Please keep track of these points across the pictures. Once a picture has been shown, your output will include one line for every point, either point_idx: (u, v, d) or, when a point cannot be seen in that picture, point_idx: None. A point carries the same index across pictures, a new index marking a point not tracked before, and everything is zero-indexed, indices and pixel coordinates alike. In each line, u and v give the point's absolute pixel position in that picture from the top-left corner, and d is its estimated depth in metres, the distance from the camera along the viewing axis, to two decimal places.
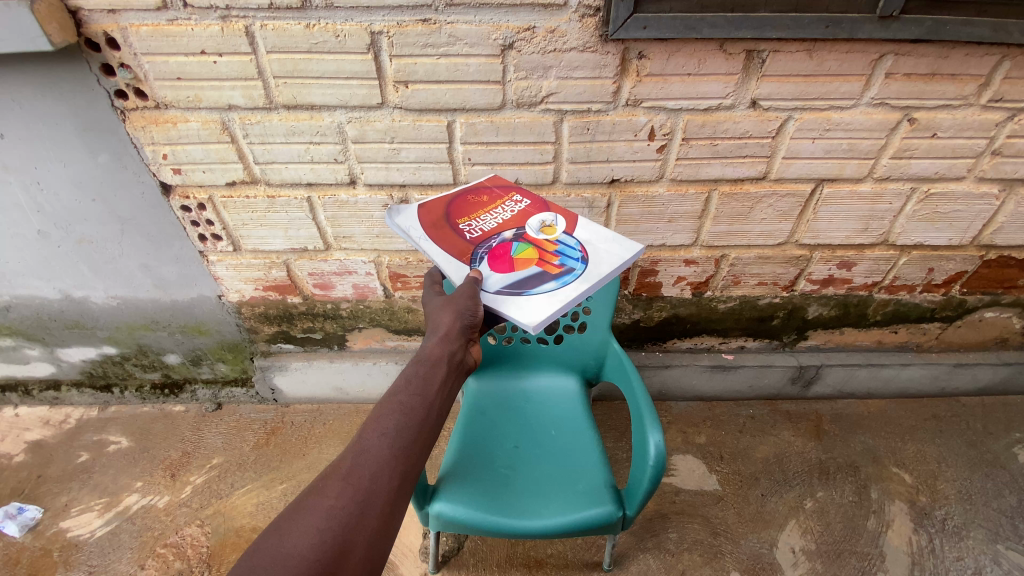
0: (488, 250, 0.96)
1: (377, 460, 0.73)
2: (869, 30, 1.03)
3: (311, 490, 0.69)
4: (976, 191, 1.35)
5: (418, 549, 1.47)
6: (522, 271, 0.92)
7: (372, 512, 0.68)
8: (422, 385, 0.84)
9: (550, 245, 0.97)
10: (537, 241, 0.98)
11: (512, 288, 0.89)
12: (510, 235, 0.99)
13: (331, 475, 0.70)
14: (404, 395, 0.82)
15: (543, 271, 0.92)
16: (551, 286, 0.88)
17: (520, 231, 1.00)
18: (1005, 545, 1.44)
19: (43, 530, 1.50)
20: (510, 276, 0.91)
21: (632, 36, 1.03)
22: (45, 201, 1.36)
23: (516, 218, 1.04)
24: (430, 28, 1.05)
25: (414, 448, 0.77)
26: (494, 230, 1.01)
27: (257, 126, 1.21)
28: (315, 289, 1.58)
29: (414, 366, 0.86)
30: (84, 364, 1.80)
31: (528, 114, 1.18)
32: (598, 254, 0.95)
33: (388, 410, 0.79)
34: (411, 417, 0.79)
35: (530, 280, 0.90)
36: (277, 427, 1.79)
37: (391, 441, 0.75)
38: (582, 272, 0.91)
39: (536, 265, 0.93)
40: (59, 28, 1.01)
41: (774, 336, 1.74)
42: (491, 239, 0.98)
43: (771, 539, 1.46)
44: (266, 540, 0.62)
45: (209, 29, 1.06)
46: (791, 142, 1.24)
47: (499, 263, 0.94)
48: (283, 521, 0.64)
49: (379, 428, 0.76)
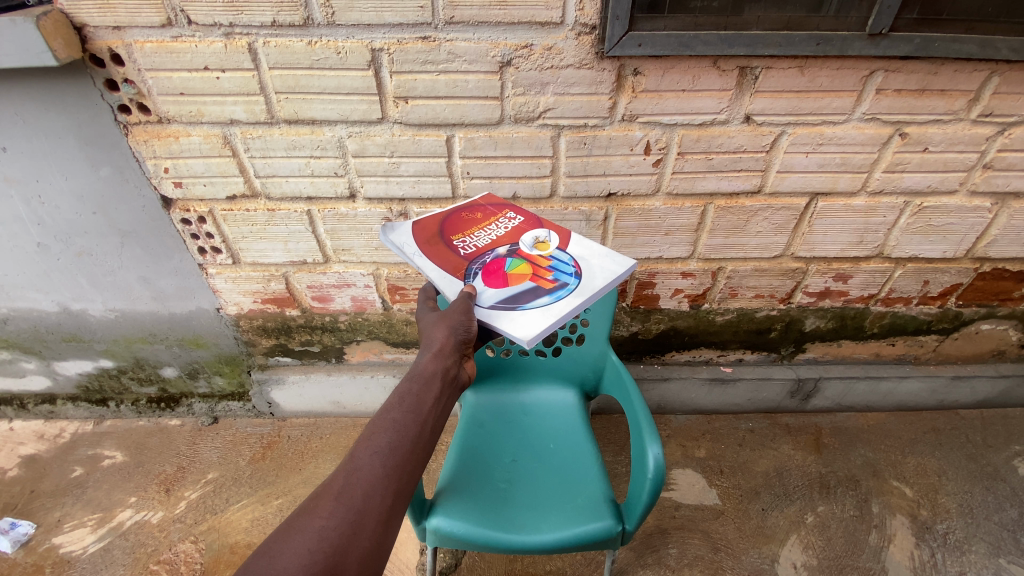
0: (482, 266, 0.96)
1: (371, 479, 0.72)
2: (860, 47, 1.06)
3: (301, 510, 0.67)
4: (969, 205, 1.36)
5: (415, 565, 1.45)
6: (517, 286, 0.93)
7: (364, 532, 0.68)
8: (416, 401, 0.84)
9: (543, 261, 0.98)
10: (531, 257, 0.99)
11: (506, 303, 0.89)
12: (504, 251, 1.00)
13: (322, 494, 0.70)
14: (398, 412, 0.82)
15: (538, 286, 0.92)
16: (546, 300, 0.88)
17: (514, 247, 1.01)
18: (1008, 559, 1.42)
19: (35, 545, 1.48)
20: (504, 290, 0.92)
21: (627, 53, 1.05)
22: (45, 214, 1.36)
23: (510, 234, 1.05)
24: (430, 45, 1.07)
25: (408, 467, 0.77)
26: (488, 245, 1.01)
27: (258, 141, 1.22)
28: (314, 302, 1.58)
29: (408, 382, 0.86)
30: (80, 378, 1.79)
31: (526, 129, 1.20)
32: (590, 269, 0.96)
33: (381, 427, 0.79)
34: (405, 434, 0.79)
35: (524, 294, 0.90)
36: (273, 442, 1.77)
37: (385, 459, 0.75)
38: (576, 286, 0.92)
39: (529, 279, 0.94)
40: (64, 44, 1.03)
41: (773, 349, 1.75)
42: (486, 255, 0.99)
43: (773, 555, 1.44)
44: (254, 562, 0.61)
45: (213, 46, 1.07)
46: (785, 156, 1.26)
47: (494, 278, 0.94)
48: (272, 543, 0.63)
49: (372, 445, 0.76)
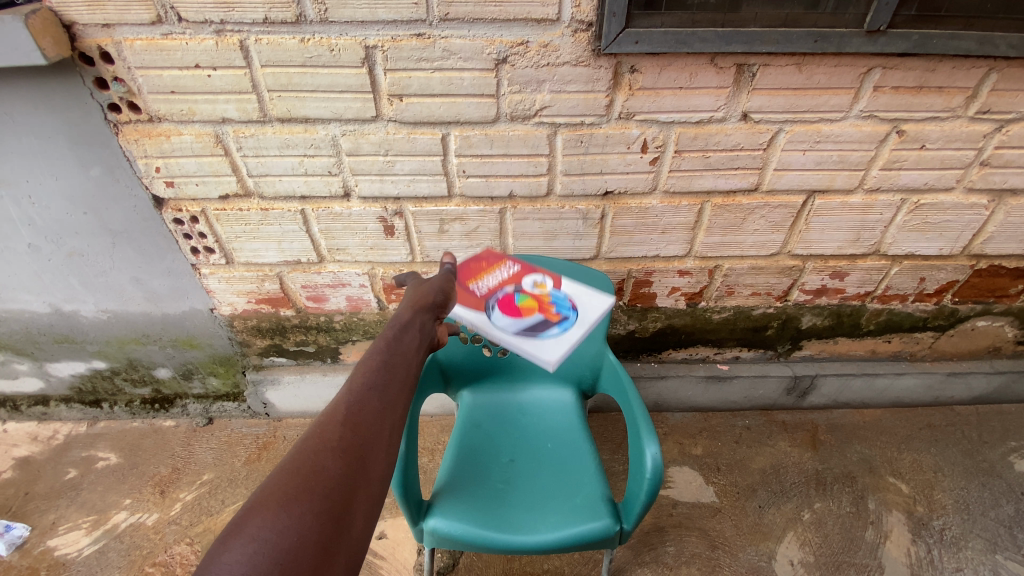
0: (496, 301, 1.08)
1: (371, 408, 0.73)
2: (858, 45, 1.05)
3: (307, 435, 0.66)
4: (965, 202, 1.36)
5: (413, 565, 1.45)
6: (530, 318, 1.06)
7: (371, 456, 0.69)
8: (404, 340, 0.86)
9: (547, 297, 1.12)
10: (535, 294, 1.12)
11: (525, 331, 1.03)
12: (512, 288, 1.12)
13: (326, 420, 0.69)
14: (389, 349, 0.83)
15: (547, 318, 1.07)
16: (557, 330, 1.04)
17: (519, 285, 1.14)
18: (1004, 555, 1.43)
19: (29, 549, 1.46)
20: (519, 321, 1.05)
21: (624, 51, 1.04)
22: (36, 215, 1.35)
23: (514, 275, 1.16)
24: (425, 43, 1.06)
25: (403, 399, 0.79)
26: (495, 282, 1.13)
27: (251, 139, 1.21)
28: (309, 302, 1.57)
29: (394, 323, 0.89)
30: (73, 379, 1.77)
31: (523, 127, 1.19)
32: (587, 299, 1.13)
33: (374, 364, 0.80)
34: (398, 370, 0.81)
35: (538, 326, 1.05)
36: (269, 442, 1.76)
37: (382, 391, 0.76)
38: (577, 318, 1.08)
39: (538, 312, 1.08)
40: (53, 42, 1.01)
41: (769, 346, 1.75)
42: (496, 292, 1.11)
43: (770, 551, 1.45)
44: (268, 484, 0.60)
45: (204, 43, 1.06)
46: (782, 154, 1.25)
47: (508, 310, 1.07)
48: (283, 467, 0.62)
49: (368, 381, 0.76)
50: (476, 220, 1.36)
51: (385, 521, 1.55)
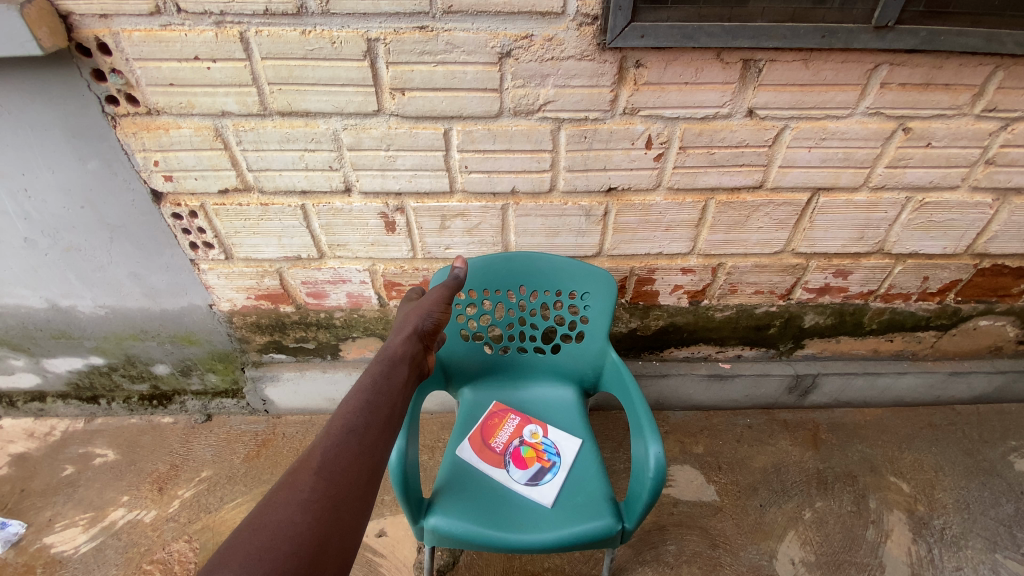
0: (508, 454, 1.25)
1: (347, 455, 0.78)
2: (865, 40, 1.04)
3: (279, 486, 0.71)
4: (970, 200, 1.36)
5: (413, 563, 1.44)
6: (532, 467, 1.22)
7: (344, 504, 0.72)
8: (386, 383, 0.94)
9: (541, 447, 1.27)
10: (534, 445, 1.28)
11: (529, 480, 1.18)
12: (518, 441, 1.29)
13: (300, 470, 0.73)
14: (370, 394, 0.90)
15: (543, 466, 1.22)
16: (551, 476, 1.19)
17: (523, 437, 1.30)
18: (1004, 554, 1.43)
19: (25, 545, 1.45)
20: (524, 471, 1.21)
21: (630, 45, 1.03)
22: (32, 209, 1.33)
23: (518, 425, 1.33)
24: (427, 35, 1.04)
25: (380, 445, 0.83)
26: (507, 437, 1.30)
27: (250, 133, 1.19)
28: (309, 298, 1.55)
29: (378, 365, 0.97)
30: (70, 375, 1.76)
31: (526, 122, 1.18)
32: (569, 442, 1.29)
33: (354, 408, 0.86)
34: (376, 414, 0.87)
35: (537, 471, 1.20)
36: (267, 440, 1.75)
37: (360, 438, 0.81)
38: (564, 463, 1.23)
39: (537, 462, 1.23)
40: (48, 32, 1.00)
41: (772, 345, 1.74)
42: (507, 446, 1.27)
43: (771, 551, 1.44)
44: (238, 536, 0.63)
45: (203, 35, 1.04)
46: (787, 151, 1.24)
47: (516, 461, 1.23)
48: (254, 517, 0.65)
49: (348, 423, 0.83)
50: (478, 216, 1.34)
51: (385, 519, 1.54)
